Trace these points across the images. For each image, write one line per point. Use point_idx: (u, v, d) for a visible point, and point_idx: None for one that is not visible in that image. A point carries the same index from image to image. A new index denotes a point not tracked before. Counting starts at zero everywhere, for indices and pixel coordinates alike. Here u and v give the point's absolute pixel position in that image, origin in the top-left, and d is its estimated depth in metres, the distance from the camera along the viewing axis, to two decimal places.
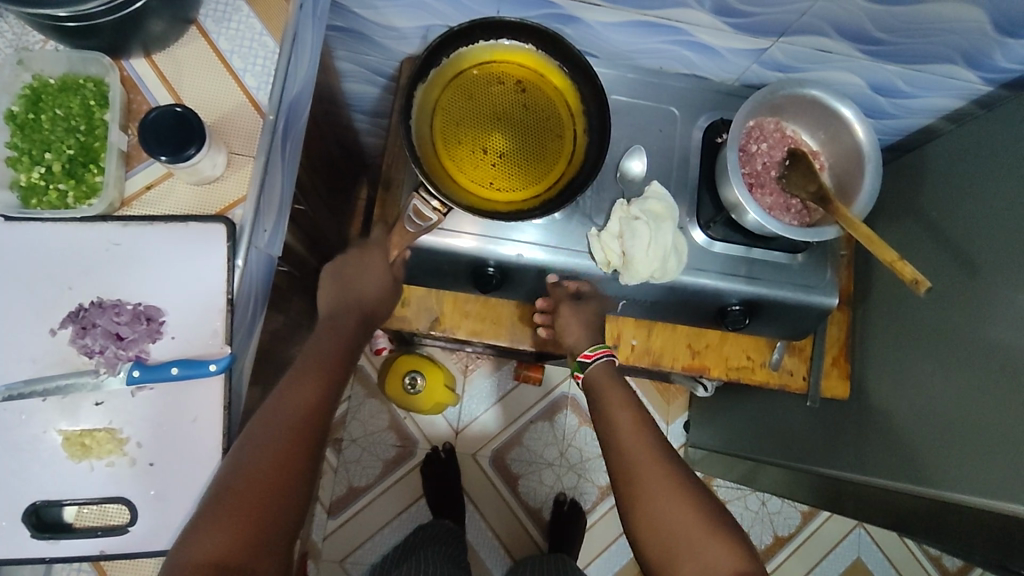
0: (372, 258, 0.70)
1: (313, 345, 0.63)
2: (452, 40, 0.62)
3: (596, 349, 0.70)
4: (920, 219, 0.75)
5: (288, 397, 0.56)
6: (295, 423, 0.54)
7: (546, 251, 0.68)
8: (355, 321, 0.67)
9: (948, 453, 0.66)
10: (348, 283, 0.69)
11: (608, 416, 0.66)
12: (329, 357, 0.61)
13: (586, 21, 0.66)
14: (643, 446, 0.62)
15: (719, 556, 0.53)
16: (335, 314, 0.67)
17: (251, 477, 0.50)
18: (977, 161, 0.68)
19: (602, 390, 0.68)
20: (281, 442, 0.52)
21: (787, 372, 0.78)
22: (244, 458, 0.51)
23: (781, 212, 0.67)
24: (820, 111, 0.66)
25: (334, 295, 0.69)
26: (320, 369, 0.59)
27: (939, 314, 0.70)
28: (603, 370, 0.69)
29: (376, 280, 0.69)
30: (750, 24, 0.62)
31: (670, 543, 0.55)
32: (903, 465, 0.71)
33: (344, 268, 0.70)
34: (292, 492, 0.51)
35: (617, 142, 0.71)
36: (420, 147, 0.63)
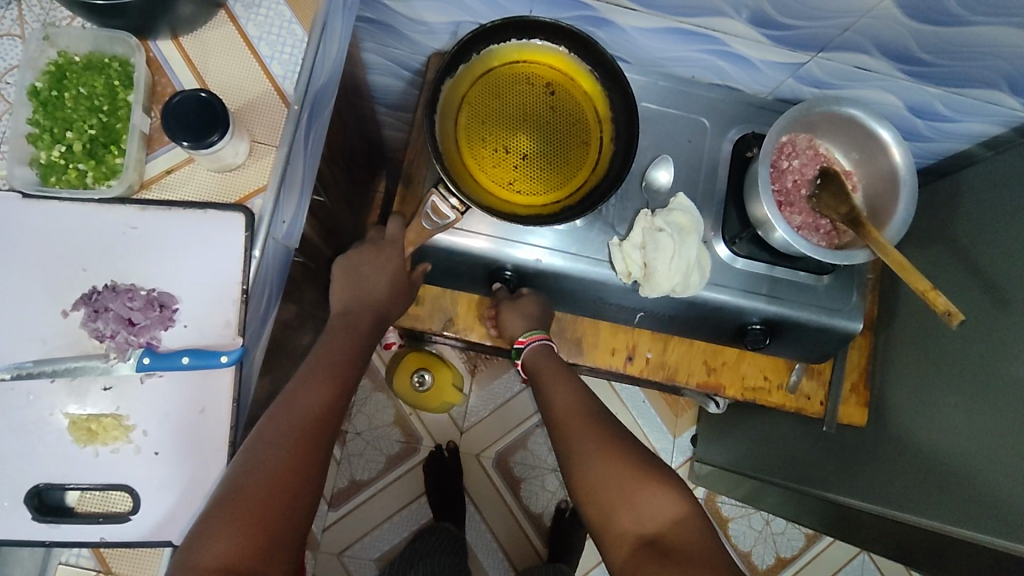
0: (387, 258, 0.67)
1: (325, 345, 0.62)
2: (483, 37, 0.61)
3: (528, 335, 0.68)
4: (952, 247, 0.73)
5: (300, 398, 0.55)
6: (304, 424, 0.54)
7: (568, 257, 0.66)
8: (370, 323, 0.66)
9: (972, 488, 0.63)
10: (361, 281, 0.67)
11: (546, 394, 0.64)
12: (342, 357, 0.61)
13: (619, 25, 0.64)
14: (577, 414, 0.62)
15: (654, 506, 0.53)
16: (349, 312, 0.66)
17: (262, 478, 0.49)
18: (1014, 191, 0.66)
19: (544, 368, 0.67)
20: (293, 444, 0.52)
21: (804, 396, 0.77)
22: (255, 458, 0.50)
23: (809, 232, 0.66)
24: (857, 130, 0.64)
25: (347, 291, 0.67)
26: (332, 371, 0.58)
27: (965, 346, 0.68)
28: (538, 353, 0.68)
29: (389, 281, 0.67)
30: (789, 36, 0.61)
31: (607, 501, 0.54)
32: (921, 497, 0.69)
33: (357, 263, 0.68)
34: (302, 493, 0.51)
35: (644, 151, 0.70)
36: (443, 144, 0.62)
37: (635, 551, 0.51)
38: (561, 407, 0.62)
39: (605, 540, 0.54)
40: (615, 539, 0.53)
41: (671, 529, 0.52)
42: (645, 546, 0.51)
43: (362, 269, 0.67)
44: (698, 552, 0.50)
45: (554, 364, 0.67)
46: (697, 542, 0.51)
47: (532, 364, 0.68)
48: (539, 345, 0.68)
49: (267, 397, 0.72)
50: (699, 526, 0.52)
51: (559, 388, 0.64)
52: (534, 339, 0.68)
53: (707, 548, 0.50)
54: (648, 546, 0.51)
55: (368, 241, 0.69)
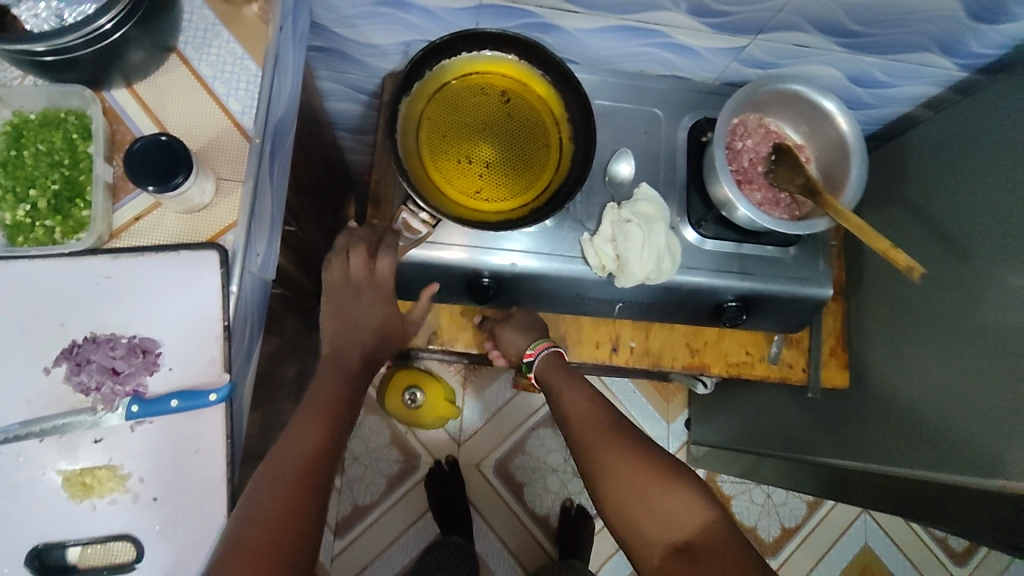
0: (378, 292, 0.66)
1: (315, 386, 0.62)
2: (435, 53, 0.63)
3: (535, 346, 0.69)
4: (904, 206, 0.76)
5: (293, 443, 0.56)
6: (299, 467, 0.54)
7: (542, 258, 0.67)
8: (360, 358, 0.66)
9: (953, 437, 0.65)
10: (351, 318, 0.66)
11: (563, 407, 0.66)
12: (332, 396, 0.61)
13: (564, 28, 0.67)
14: (593, 422, 0.63)
15: (679, 513, 0.54)
16: (340, 351, 0.65)
17: (259, 527, 0.49)
18: (959, 146, 0.69)
19: (549, 378, 0.68)
20: (292, 484, 0.53)
21: (786, 365, 0.78)
22: (255, 503, 0.50)
23: (771, 207, 0.68)
24: (802, 105, 0.67)
25: (335, 329, 0.66)
26: (323, 412, 0.59)
27: (931, 299, 0.71)
28: (547, 362, 0.69)
29: (381, 314, 0.67)
30: (727, 22, 0.64)
31: (634, 513, 0.56)
32: (907, 450, 0.71)
33: (346, 300, 0.66)
34: (302, 534, 0.51)
35: (603, 147, 0.72)
36: (407, 160, 0.63)
37: (665, 558, 0.53)
38: (576, 417, 0.64)
39: (633, 548, 0.56)
40: (643, 547, 0.55)
41: (697, 534, 0.53)
42: (674, 554, 0.53)
43: (348, 307, 0.66)
44: (724, 555, 0.51)
45: (563, 373, 0.69)
46: (722, 544, 0.52)
47: (541, 375, 0.69)
48: (548, 354, 0.69)
49: (259, 433, 0.72)
50: (725, 529, 0.54)
51: (574, 400, 0.66)
52: (544, 347, 0.69)
53: (734, 552, 0.52)
54: (676, 553, 0.53)
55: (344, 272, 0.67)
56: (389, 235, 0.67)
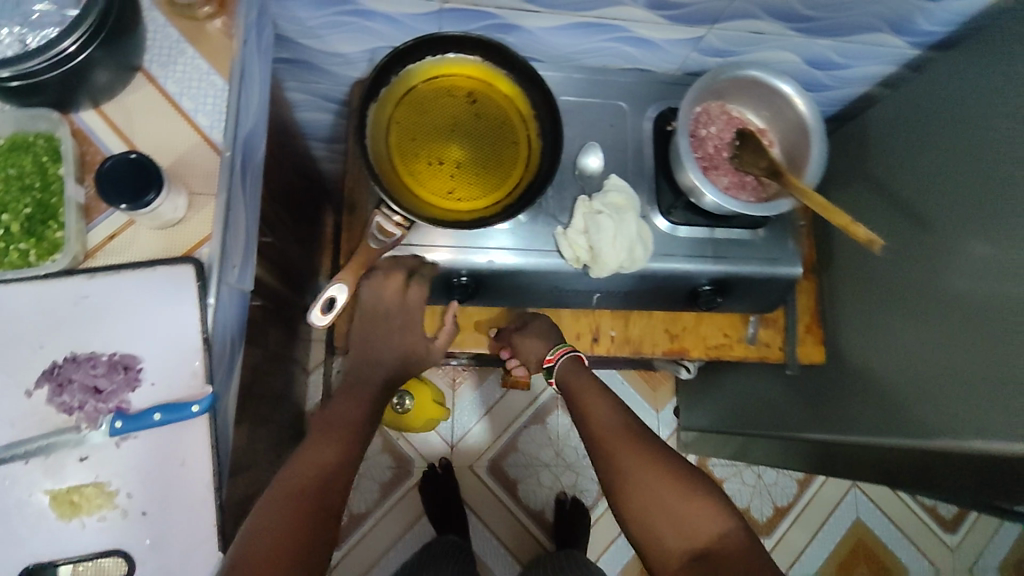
0: (402, 319, 0.68)
1: (337, 404, 0.64)
2: (399, 59, 0.64)
3: (555, 352, 0.72)
4: (867, 182, 0.79)
5: (309, 459, 0.57)
6: (310, 484, 0.55)
7: (518, 254, 0.68)
8: (384, 379, 0.67)
9: (927, 402, 0.67)
10: (374, 342, 0.68)
11: (582, 409, 0.67)
12: (350, 415, 0.62)
13: (525, 27, 0.69)
14: (615, 429, 0.63)
15: (697, 521, 0.55)
16: (361, 370, 0.67)
17: (267, 542, 0.50)
18: (916, 122, 0.71)
19: (571, 385, 0.70)
20: (303, 501, 0.54)
21: (764, 345, 0.80)
22: (264, 520, 0.52)
23: (737, 190, 0.70)
24: (761, 89, 0.69)
25: (359, 351, 0.68)
26: (342, 430, 0.60)
27: (897, 270, 0.73)
28: (568, 369, 0.71)
29: (404, 338, 0.69)
30: (683, 14, 0.65)
31: (652, 520, 0.56)
32: (885, 419, 0.73)
33: (369, 326, 0.68)
34: (309, 553, 0.52)
35: (571, 142, 0.73)
36: (378, 164, 0.64)
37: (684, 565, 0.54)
38: (599, 424, 0.64)
39: (650, 552, 0.57)
40: (661, 552, 0.56)
41: (715, 543, 0.54)
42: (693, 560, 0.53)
43: (371, 331, 0.68)
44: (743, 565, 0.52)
45: (588, 379, 0.70)
46: (741, 554, 0.53)
47: (563, 378, 0.71)
48: (568, 358, 0.72)
49: (247, 444, 0.72)
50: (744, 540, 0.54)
51: (594, 403, 0.66)
52: (564, 352, 0.72)
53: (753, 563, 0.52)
54: (694, 560, 0.53)
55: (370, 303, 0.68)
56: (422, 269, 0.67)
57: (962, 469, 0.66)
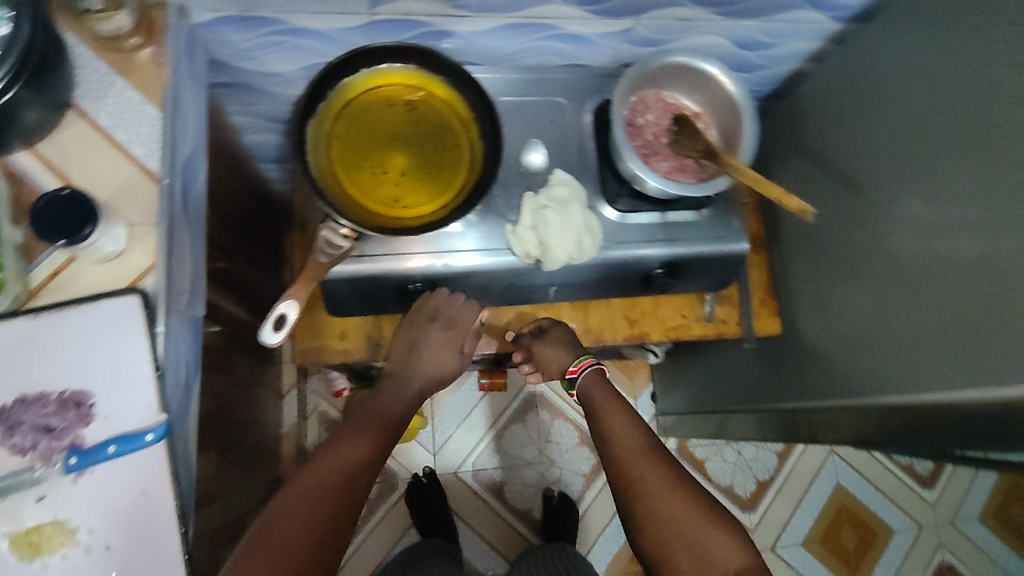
0: (449, 333, 0.73)
1: (365, 409, 0.71)
2: (335, 72, 0.65)
3: (579, 363, 0.76)
4: (804, 154, 0.81)
5: (336, 454, 0.63)
6: (335, 477, 0.61)
7: (469, 255, 0.69)
8: (415, 390, 0.74)
9: (872, 361, 0.68)
10: (416, 352, 0.74)
11: (608, 431, 0.70)
12: (376, 422, 0.69)
13: (458, 33, 0.70)
14: (637, 449, 0.68)
15: (720, 554, 0.59)
16: (395, 374, 0.74)
17: (294, 517, 0.56)
18: (843, 93, 0.74)
19: (593, 397, 0.74)
20: (327, 489, 0.60)
21: (721, 322, 0.82)
22: (292, 499, 0.58)
23: (679, 174, 0.71)
24: (693, 74, 0.71)
25: (400, 356, 0.74)
26: (370, 434, 0.67)
27: (836, 238, 0.75)
28: (591, 381, 0.76)
29: (447, 351, 0.74)
30: (608, 7, 0.67)
31: (674, 549, 0.60)
32: (835, 380, 0.74)
33: (416, 336, 0.73)
34: (326, 544, 0.57)
35: (514, 140, 0.74)
36: (321, 178, 0.64)
37: None
38: (623, 445, 0.68)
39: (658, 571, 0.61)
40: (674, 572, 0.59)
41: None
42: None
43: (418, 342, 0.74)
44: None
45: (606, 397, 0.74)
46: None
47: (585, 389, 0.76)
48: (590, 370, 0.76)
49: (215, 471, 0.72)
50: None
51: (618, 425, 0.70)
52: (587, 365, 0.75)
53: None
54: None
55: (424, 310, 0.73)
56: (457, 296, 0.73)
57: (929, 421, 0.66)
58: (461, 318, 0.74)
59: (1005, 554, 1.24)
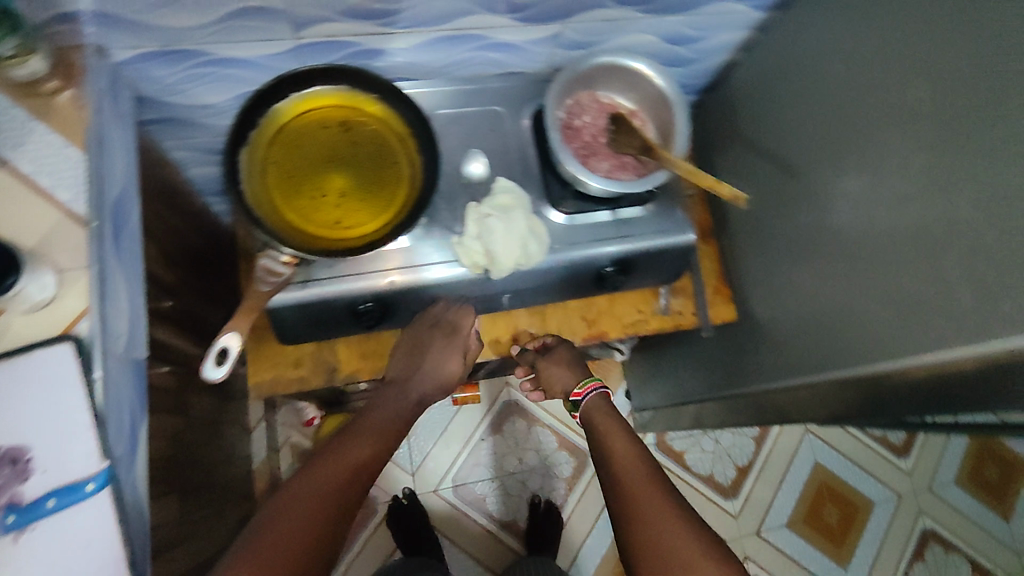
0: (453, 339, 0.73)
1: (369, 411, 0.70)
2: (264, 99, 0.64)
3: (584, 387, 0.79)
4: (742, 142, 0.82)
5: (339, 456, 0.62)
6: (338, 478, 0.60)
7: (414, 272, 0.68)
8: (416, 396, 0.73)
9: (818, 340, 0.70)
10: (418, 358, 0.73)
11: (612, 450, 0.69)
12: (381, 426, 0.68)
13: (388, 51, 0.70)
14: (641, 470, 0.65)
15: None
16: (397, 381, 0.73)
17: (298, 512, 0.56)
18: (773, 79, 0.75)
19: (596, 416, 0.75)
20: (331, 489, 0.59)
21: (676, 314, 0.83)
22: (295, 495, 0.57)
23: (620, 172, 0.72)
24: (624, 73, 0.72)
25: (402, 362, 0.74)
26: (374, 438, 0.66)
27: (779, 221, 0.76)
28: (596, 404, 0.77)
29: (449, 359, 0.74)
30: (533, 14, 0.68)
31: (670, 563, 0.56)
32: (788, 361, 0.75)
33: (419, 341, 0.73)
34: (324, 544, 0.55)
35: (453, 152, 0.74)
36: (258, 206, 0.63)
37: None
38: (626, 465, 0.66)
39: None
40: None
41: None
42: None
43: (421, 347, 0.73)
44: None
45: (606, 420, 0.74)
46: None
47: (587, 413, 0.77)
48: (596, 394, 0.78)
49: (177, 514, 0.70)
50: None
51: (622, 447, 0.69)
52: (591, 388, 0.78)
53: None
54: None
55: (429, 318, 0.73)
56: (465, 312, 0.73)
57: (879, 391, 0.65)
58: (466, 327, 0.74)
59: (983, 514, 1.27)
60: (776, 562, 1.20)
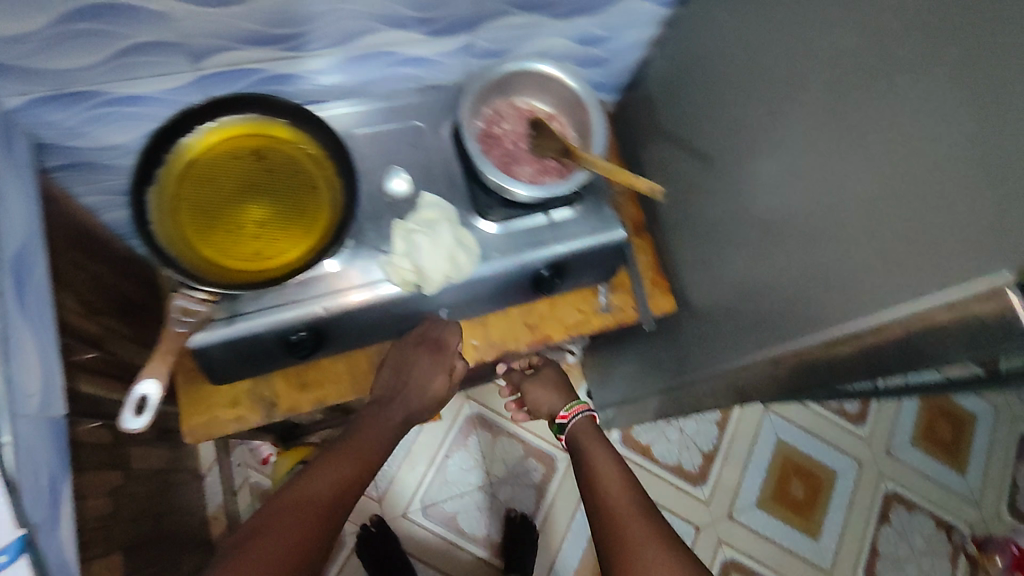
0: (439, 357, 0.74)
1: (354, 429, 0.71)
2: (168, 134, 0.62)
3: (571, 409, 0.83)
4: (663, 136, 0.84)
5: (322, 477, 0.63)
6: (322, 499, 0.61)
7: (343, 297, 0.67)
8: (402, 414, 0.74)
9: (752, 323, 0.71)
10: (404, 379, 0.74)
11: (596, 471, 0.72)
12: (365, 445, 0.69)
13: (296, 74, 0.70)
14: (623, 489, 0.69)
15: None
16: (385, 401, 0.73)
17: (280, 531, 0.57)
18: (684, 72, 0.77)
19: (580, 436, 0.79)
20: (315, 510, 0.60)
21: (617, 310, 0.83)
22: (279, 516, 0.58)
23: (544, 176, 0.72)
24: (538, 78, 0.72)
25: (387, 381, 0.74)
26: (359, 458, 0.67)
27: (705, 210, 0.77)
28: (583, 426, 0.80)
29: (436, 379, 0.75)
30: (439, 26, 0.68)
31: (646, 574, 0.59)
32: (726, 346, 0.77)
33: (405, 360, 0.74)
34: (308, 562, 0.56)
35: (374, 171, 0.73)
36: (171, 244, 0.61)
37: None
38: (610, 485, 0.70)
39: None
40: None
41: None
42: None
43: (408, 365, 0.74)
44: None
45: (592, 440, 0.78)
46: None
47: (575, 435, 0.80)
48: (583, 417, 0.82)
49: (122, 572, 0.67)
50: None
51: (605, 466, 0.72)
52: (579, 410, 0.82)
53: None
54: None
55: (419, 338, 0.74)
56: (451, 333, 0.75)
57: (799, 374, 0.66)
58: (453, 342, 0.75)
59: (938, 470, 1.32)
60: (749, 543, 1.22)
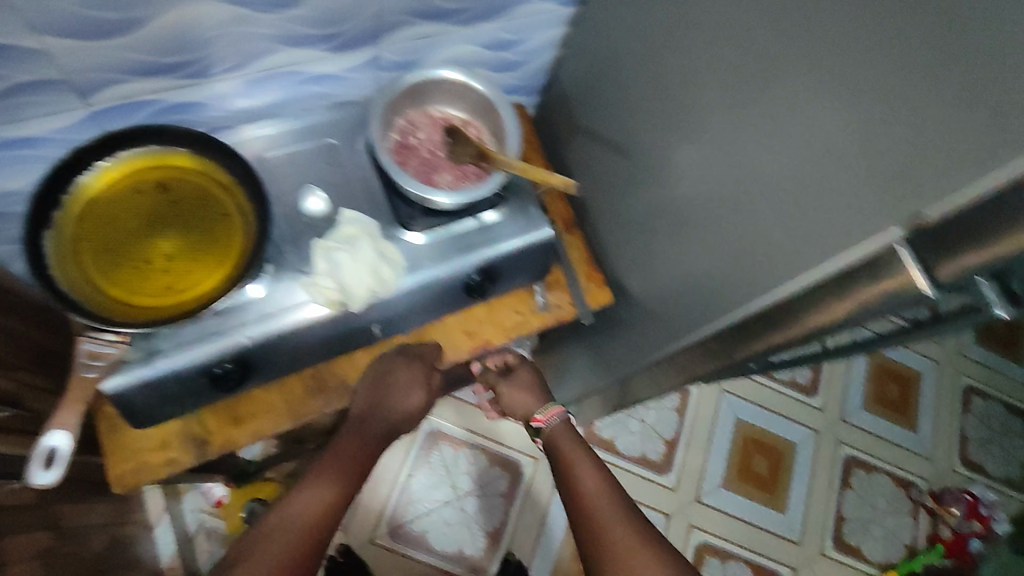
0: (419, 369, 0.75)
1: (336, 446, 0.72)
2: (63, 174, 0.60)
3: (546, 413, 0.81)
4: (582, 132, 0.85)
5: (304, 504, 0.64)
6: (305, 527, 0.63)
7: (266, 324, 0.65)
8: (380, 430, 0.75)
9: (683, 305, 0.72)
10: (382, 396, 0.74)
11: (573, 473, 0.73)
12: (346, 466, 0.70)
13: (198, 102, 0.68)
14: (599, 490, 0.70)
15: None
16: (366, 419, 0.74)
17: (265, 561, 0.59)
18: (593, 68, 0.78)
19: (554, 436, 0.78)
20: (300, 538, 0.62)
21: (555, 307, 0.83)
22: (261, 548, 0.60)
23: (464, 181, 0.72)
24: (448, 85, 0.72)
25: (365, 397, 0.74)
26: (341, 480, 0.68)
27: (628, 200, 0.78)
28: (561, 431, 0.79)
29: (416, 394, 0.75)
30: (340, 41, 0.68)
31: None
32: (664, 331, 0.78)
33: (383, 377, 0.74)
34: None
35: (290, 192, 0.72)
36: (74, 288, 0.58)
37: None
38: (586, 487, 0.71)
39: None
40: None
41: None
42: None
43: (387, 379, 0.74)
44: None
45: (573, 443, 0.77)
46: None
47: (552, 436, 0.79)
48: (557, 420, 0.80)
49: None
50: None
51: (583, 466, 0.73)
52: (554, 414, 0.80)
53: None
54: None
55: (399, 354, 0.75)
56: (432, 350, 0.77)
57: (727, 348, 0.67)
58: (430, 353, 0.77)
59: (891, 430, 1.36)
60: (719, 524, 1.24)
